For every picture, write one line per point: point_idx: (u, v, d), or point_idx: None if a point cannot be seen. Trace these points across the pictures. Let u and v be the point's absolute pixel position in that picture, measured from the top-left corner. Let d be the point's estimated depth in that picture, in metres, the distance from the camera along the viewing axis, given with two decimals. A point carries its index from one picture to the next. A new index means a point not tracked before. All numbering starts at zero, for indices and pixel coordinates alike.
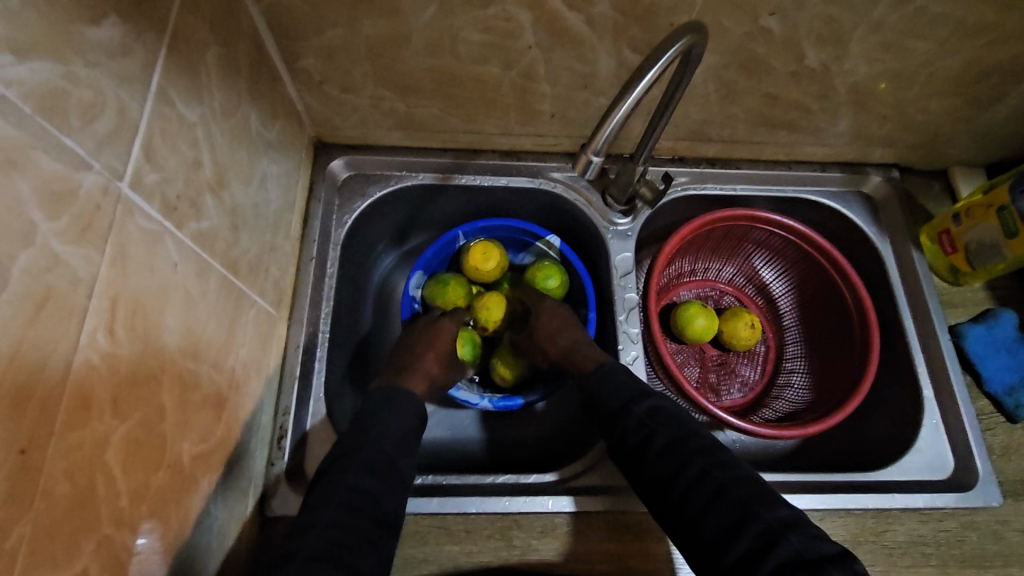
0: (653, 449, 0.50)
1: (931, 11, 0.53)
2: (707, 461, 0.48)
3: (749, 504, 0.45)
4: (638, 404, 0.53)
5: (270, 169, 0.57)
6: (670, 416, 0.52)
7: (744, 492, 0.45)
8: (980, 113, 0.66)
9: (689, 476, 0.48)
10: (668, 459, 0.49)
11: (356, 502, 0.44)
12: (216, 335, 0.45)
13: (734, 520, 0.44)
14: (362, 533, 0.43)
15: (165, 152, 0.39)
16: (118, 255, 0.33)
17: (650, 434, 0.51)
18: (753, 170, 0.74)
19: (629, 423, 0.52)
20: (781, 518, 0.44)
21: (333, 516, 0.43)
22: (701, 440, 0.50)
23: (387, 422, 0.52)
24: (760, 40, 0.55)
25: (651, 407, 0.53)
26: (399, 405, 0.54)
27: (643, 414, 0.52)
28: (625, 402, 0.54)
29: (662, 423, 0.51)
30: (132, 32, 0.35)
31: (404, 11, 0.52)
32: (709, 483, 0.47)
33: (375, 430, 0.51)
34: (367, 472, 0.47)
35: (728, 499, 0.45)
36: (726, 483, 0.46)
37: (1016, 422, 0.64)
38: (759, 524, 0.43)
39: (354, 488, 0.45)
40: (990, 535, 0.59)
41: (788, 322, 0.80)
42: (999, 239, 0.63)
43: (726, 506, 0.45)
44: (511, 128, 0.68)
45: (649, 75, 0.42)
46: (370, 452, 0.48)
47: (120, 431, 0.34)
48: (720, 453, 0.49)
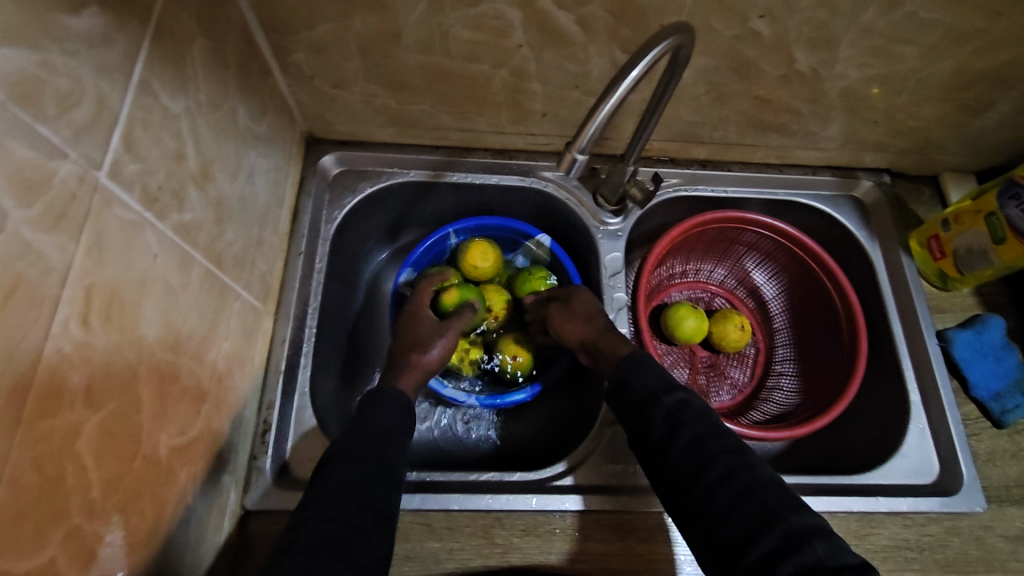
0: (678, 444, 0.49)
1: (921, 16, 0.53)
2: (735, 460, 0.47)
3: (776, 507, 0.44)
4: (666, 395, 0.51)
5: (258, 163, 0.57)
6: (698, 411, 0.51)
7: (773, 495, 0.44)
8: (971, 119, 0.66)
9: (715, 474, 0.46)
10: (693, 456, 0.48)
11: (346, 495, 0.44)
12: (197, 327, 0.45)
13: (759, 522, 0.43)
14: (351, 524, 0.42)
15: (146, 143, 0.38)
16: (94, 245, 0.33)
17: (677, 428, 0.49)
18: (745, 172, 0.74)
19: (654, 414, 0.51)
20: (808, 524, 0.43)
21: (324, 511, 0.42)
22: (727, 438, 0.49)
23: (378, 414, 0.52)
24: (750, 42, 0.55)
25: (681, 400, 0.51)
26: (388, 399, 0.53)
27: (671, 407, 0.51)
28: (653, 392, 0.52)
29: (689, 418, 0.50)
30: (114, 23, 0.35)
31: (393, 7, 0.52)
32: (736, 483, 0.45)
33: (375, 421, 0.51)
34: (353, 463, 0.46)
35: (755, 500, 0.44)
36: (754, 485, 0.45)
37: (1002, 427, 0.64)
38: (784, 528, 0.42)
39: (345, 481, 0.45)
40: (974, 540, 0.59)
41: (778, 325, 0.80)
42: (987, 245, 0.63)
43: (752, 507, 0.44)
44: (503, 126, 0.68)
45: (634, 72, 0.42)
46: (360, 444, 0.48)
47: (92, 421, 0.33)
48: (748, 454, 0.48)
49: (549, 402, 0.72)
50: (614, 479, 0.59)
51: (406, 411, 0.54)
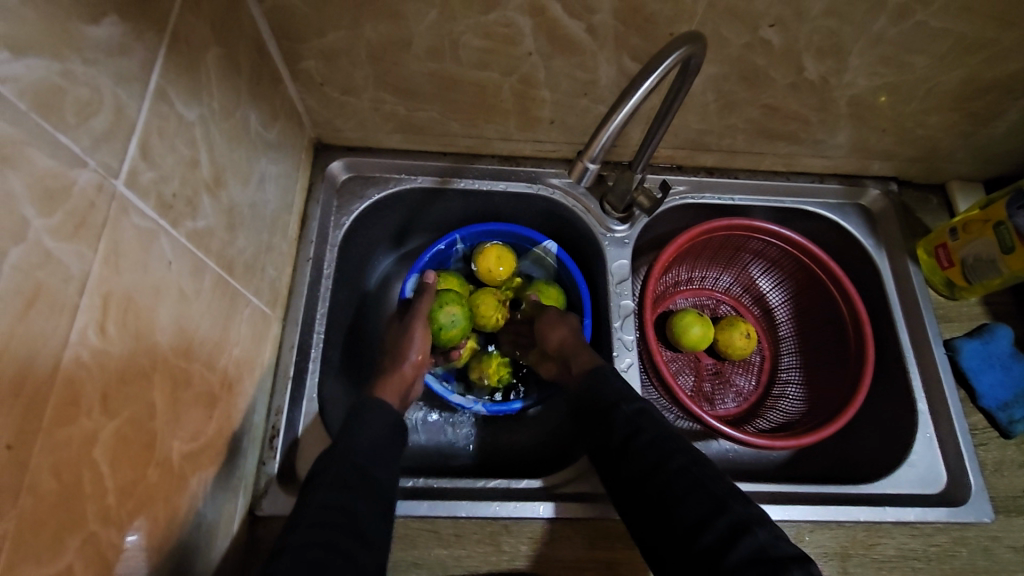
0: (635, 444, 0.51)
1: (931, 27, 0.53)
2: (687, 458, 0.49)
3: (724, 499, 0.46)
4: (628, 401, 0.54)
5: (268, 169, 0.57)
6: (655, 417, 0.53)
7: (722, 489, 0.47)
8: (978, 129, 0.66)
9: (668, 471, 0.49)
10: (648, 455, 0.50)
11: (328, 517, 0.43)
12: (208, 334, 0.45)
13: (707, 513, 0.45)
14: (336, 547, 0.41)
15: (162, 151, 0.39)
16: (112, 253, 0.34)
17: (634, 430, 0.52)
18: (751, 180, 0.75)
19: (614, 418, 0.53)
20: (754, 516, 0.44)
21: (303, 535, 0.41)
22: (681, 441, 0.51)
23: (359, 430, 0.52)
24: (760, 51, 0.56)
25: (641, 407, 0.54)
26: (367, 414, 0.54)
27: (631, 412, 0.53)
28: (616, 398, 0.55)
29: (646, 421, 0.52)
30: (132, 31, 0.35)
31: (405, 15, 0.52)
32: (688, 476, 0.48)
33: (356, 441, 0.51)
34: (333, 487, 0.46)
35: (705, 493, 0.46)
36: (704, 479, 0.47)
37: (1010, 437, 0.64)
38: (732, 518, 0.44)
39: (330, 505, 0.44)
40: (982, 551, 0.59)
41: (784, 332, 0.80)
42: (996, 255, 0.63)
43: (700, 499, 0.46)
44: (511, 133, 0.68)
45: (645, 85, 0.42)
46: (343, 466, 0.48)
47: (109, 428, 0.34)
48: (700, 455, 0.50)
49: (553, 408, 0.72)
50: None
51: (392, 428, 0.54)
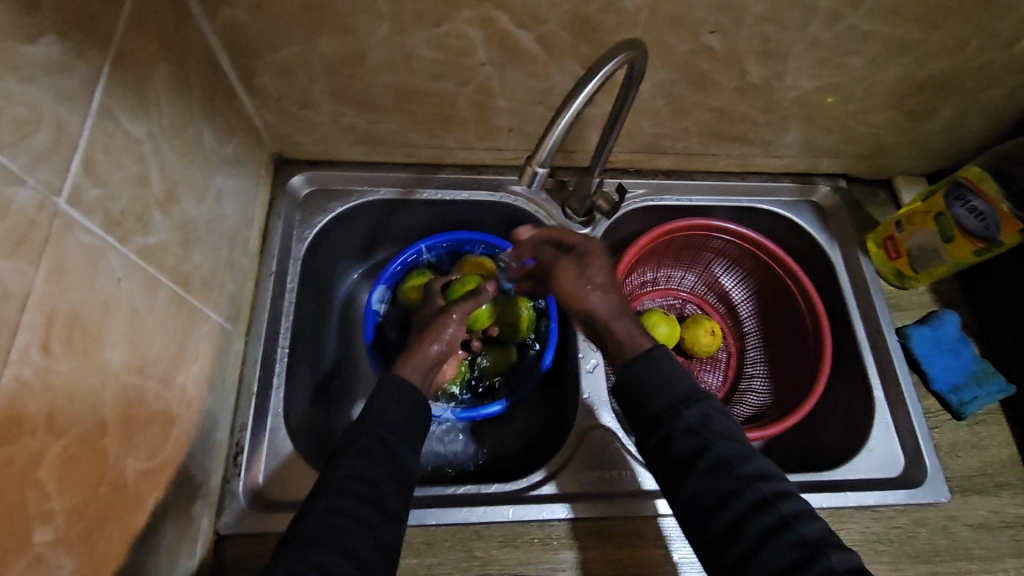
0: (703, 462, 0.48)
1: (862, 29, 0.55)
2: (767, 488, 0.47)
3: (814, 542, 0.44)
4: (688, 409, 0.50)
5: (225, 186, 0.57)
6: (724, 427, 0.50)
7: (807, 528, 0.44)
8: (917, 125, 0.69)
9: (748, 501, 0.46)
10: (720, 479, 0.47)
11: (352, 488, 0.45)
12: (164, 351, 0.45)
13: (796, 558, 0.43)
14: (358, 518, 0.44)
15: (108, 168, 0.39)
16: (55, 270, 0.33)
17: (703, 446, 0.48)
18: (708, 181, 0.77)
19: (676, 428, 0.49)
20: (848, 564, 0.42)
21: (323, 508, 0.44)
22: (755, 461, 0.48)
23: (381, 411, 0.50)
24: (703, 57, 0.58)
25: (704, 414, 0.50)
26: (394, 385, 0.52)
27: (694, 422, 0.49)
28: (673, 403, 0.50)
29: (715, 435, 0.49)
30: (73, 50, 0.35)
31: (357, 29, 0.53)
32: (771, 512, 0.45)
33: (377, 412, 0.50)
34: (361, 457, 0.47)
35: (791, 534, 0.44)
36: (789, 517, 0.45)
37: (962, 419, 0.66)
38: (823, 565, 0.42)
39: (354, 475, 0.46)
40: (941, 530, 0.61)
41: (748, 328, 0.82)
42: (938, 244, 0.66)
43: (787, 542, 0.44)
44: (471, 142, 0.69)
45: (588, 87, 0.44)
46: (371, 436, 0.48)
47: (55, 447, 0.33)
48: (777, 481, 0.48)
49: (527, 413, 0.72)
50: (592, 486, 0.60)
51: (421, 412, 0.52)
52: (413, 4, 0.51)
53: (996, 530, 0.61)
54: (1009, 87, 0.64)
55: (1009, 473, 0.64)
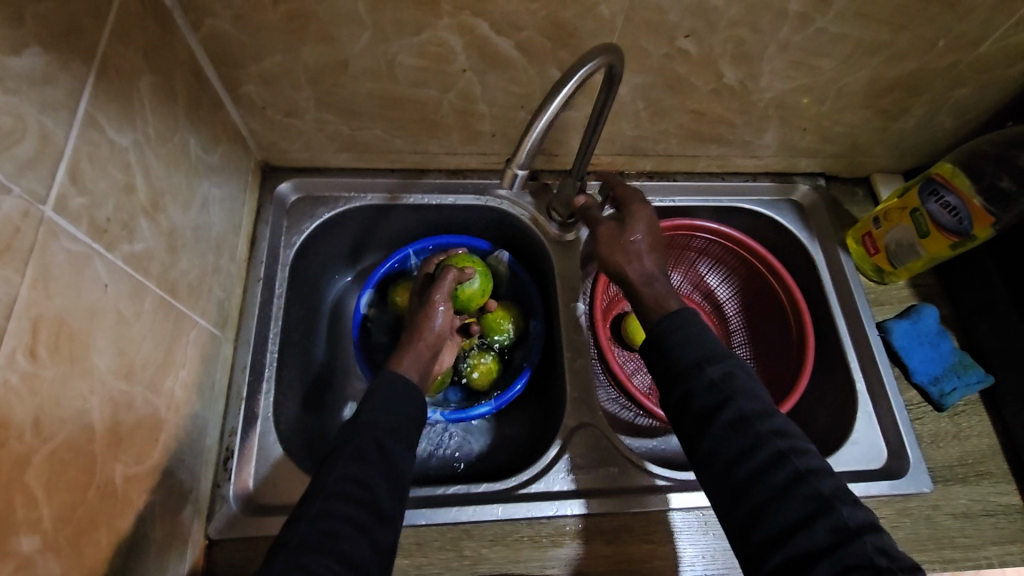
0: (724, 417, 0.47)
1: (832, 32, 0.57)
2: (786, 444, 0.46)
3: (828, 498, 0.43)
4: (712, 365, 0.49)
5: (212, 193, 0.58)
6: (747, 384, 0.48)
7: (823, 484, 0.44)
8: (891, 123, 0.71)
9: (766, 455, 0.45)
10: (740, 433, 0.46)
11: (347, 489, 0.45)
12: (152, 356, 0.46)
13: (807, 513, 0.43)
14: (352, 521, 0.44)
15: (93, 176, 0.39)
16: (41, 277, 0.34)
17: (724, 400, 0.47)
18: (690, 182, 0.78)
19: (698, 383, 0.48)
20: (860, 522, 0.42)
21: (318, 511, 0.44)
22: (776, 420, 0.47)
23: (375, 414, 0.51)
24: (679, 61, 0.59)
25: (726, 371, 0.49)
26: (385, 382, 0.53)
27: (716, 377, 0.48)
28: (697, 360, 0.49)
29: (737, 390, 0.48)
30: (57, 62, 0.36)
31: (339, 38, 0.54)
32: (788, 466, 0.44)
33: (368, 415, 0.51)
34: (355, 458, 0.47)
35: (806, 489, 0.43)
36: (805, 473, 0.44)
37: (942, 410, 0.67)
38: (834, 523, 0.42)
39: (346, 477, 0.46)
40: (924, 520, 0.62)
41: (734, 326, 0.83)
42: (914, 240, 0.68)
43: (802, 496, 0.43)
44: (455, 147, 0.70)
45: (564, 90, 0.44)
46: (363, 438, 0.49)
47: (42, 451, 0.34)
48: (798, 439, 0.46)
49: (517, 414, 0.73)
50: (587, 482, 0.61)
51: (416, 415, 0.53)
52: (393, 13, 0.52)
53: (978, 519, 0.62)
54: (978, 86, 0.66)
55: (989, 462, 0.65)
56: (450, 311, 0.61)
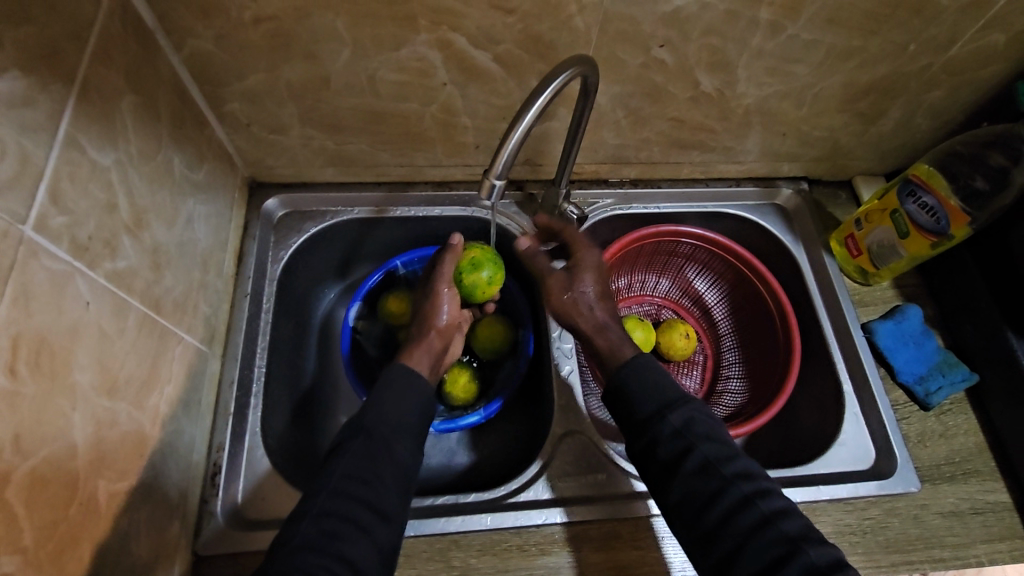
0: (688, 464, 0.49)
1: (804, 38, 0.58)
2: (750, 488, 0.48)
3: (793, 538, 0.45)
4: (672, 412, 0.51)
5: (197, 211, 0.59)
6: (707, 428, 0.51)
7: (789, 525, 0.46)
8: (869, 126, 0.72)
9: (732, 500, 0.47)
10: (705, 479, 0.48)
11: (349, 488, 0.46)
12: (136, 372, 0.46)
13: (777, 555, 0.44)
14: (354, 520, 0.45)
15: (74, 196, 0.40)
16: (20, 294, 0.35)
17: (687, 448, 0.50)
18: (673, 189, 0.79)
19: (661, 433, 0.51)
20: (828, 559, 0.44)
21: (323, 505, 0.45)
22: (739, 462, 0.49)
23: (381, 409, 0.50)
24: (655, 70, 0.60)
25: (687, 417, 0.51)
26: (394, 377, 0.53)
27: (678, 425, 0.51)
28: (658, 409, 0.52)
29: (698, 437, 0.50)
30: (36, 84, 0.37)
31: (320, 55, 0.55)
32: (754, 510, 0.47)
33: (375, 410, 0.50)
34: (359, 456, 0.48)
35: (773, 531, 0.45)
36: (770, 515, 0.46)
37: (929, 409, 0.67)
38: (804, 561, 0.43)
39: (350, 476, 0.46)
40: (912, 519, 0.62)
41: (723, 330, 0.84)
42: (895, 240, 0.68)
43: (769, 538, 0.45)
44: (440, 159, 0.71)
45: (540, 100, 0.45)
46: (368, 435, 0.49)
47: (22, 468, 0.34)
48: (760, 480, 0.49)
49: (507, 423, 0.73)
50: (574, 490, 0.61)
51: (428, 409, 0.53)
52: (372, 30, 0.53)
53: (966, 517, 0.62)
54: (952, 88, 0.67)
55: (976, 460, 0.65)
56: (454, 295, 0.62)
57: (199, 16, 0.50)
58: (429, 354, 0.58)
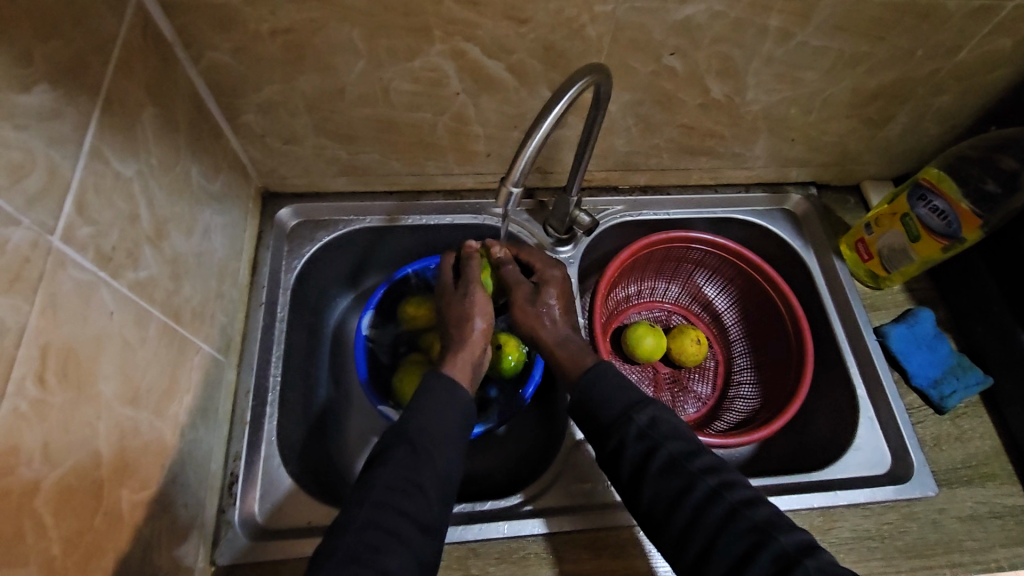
0: (654, 464, 0.51)
1: (813, 45, 0.59)
2: (716, 481, 0.49)
3: (762, 526, 0.47)
4: (638, 413, 0.53)
5: (214, 221, 0.59)
6: (669, 426, 0.53)
7: (757, 514, 0.47)
8: (876, 132, 0.73)
9: (701, 495, 0.49)
10: (674, 476, 0.50)
11: (392, 500, 0.46)
12: (157, 382, 0.46)
13: (750, 546, 0.46)
14: (394, 533, 0.44)
15: (99, 207, 0.41)
16: (49, 304, 0.35)
17: (651, 448, 0.51)
18: (682, 195, 0.79)
19: (627, 434, 0.52)
20: (796, 543, 0.46)
21: (367, 516, 0.45)
22: (704, 456, 0.51)
23: (420, 415, 0.51)
24: (666, 77, 0.61)
25: (651, 416, 0.53)
26: (430, 386, 0.53)
27: (643, 425, 0.53)
28: (625, 410, 0.54)
29: (663, 436, 0.52)
30: (64, 97, 0.38)
31: (336, 66, 0.56)
32: (722, 503, 0.48)
33: (414, 418, 0.51)
34: (402, 466, 0.48)
35: (742, 522, 0.47)
36: (737, 505, 0.48)
37: (944, 412, 0.67)
38: (775, 551, 0.45)
39: (391, 487, 0.46)
40: (931, 524, 0.61)
41: (734, 336, 0.84)
42: (906, 244, 0.69)
43: (739, 529, 0.47)
44: (451, 168, 0.71)
45: (557, 108, 0.46)
46: (410, 444, 0.49)
47: (50, 478, 0.34)
48: (726, 472, 0.51)
49: (520, 431, 0.73)
50: (587, 498, 0.61)
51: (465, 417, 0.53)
52: (387, 41, 0.54)
53: (985, 521, 0.62)
54: (959, 92, 0.67)
55: (992, 464, 0.65)
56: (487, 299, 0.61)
57: (217, 29, 0.51)
58: (469, 363, 0.58)
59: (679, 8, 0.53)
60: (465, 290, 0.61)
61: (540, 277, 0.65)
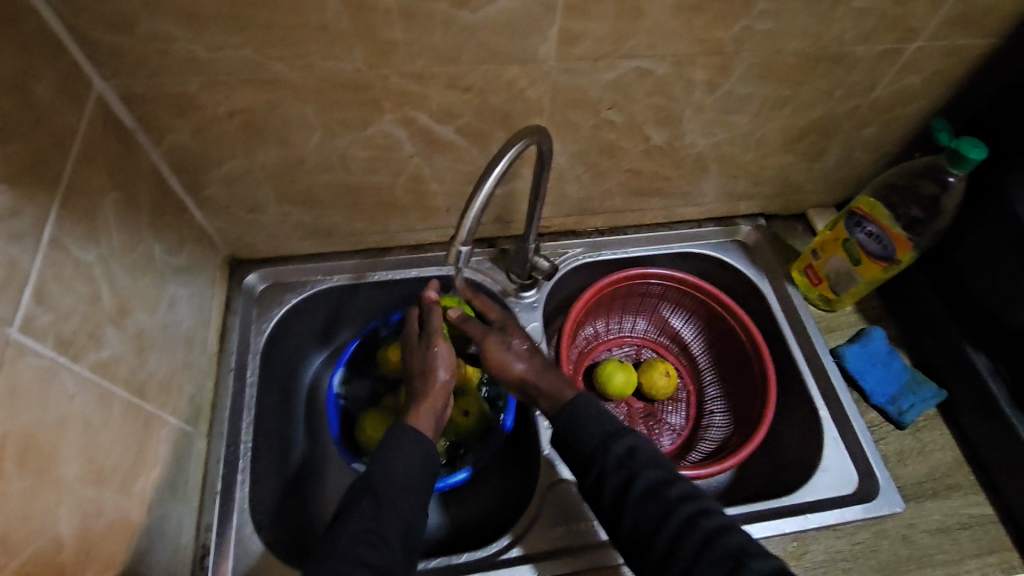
0: (634, 493, 0.52)
1: (739, 92, 0.63)
2: (693, 508, 0.51)
3: (735, 552, 0.48)
4: (616, 443, 0.55)
5: (179, 293, 0.61)
6: (646, 453, 0.54)
7: (730, 540, 0.49)
8: (813, 164, 0.77)
9: (677, 522, 0.50)
10: (652, 504, 0.51)
11: (358, 553, 0.46)
12: (122, 460, 0.47)
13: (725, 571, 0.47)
14: None
15: (59, 294, 0.42)
16: (7, 394, 0.36)
17: (630, 477, 0.53)
18: (639, 234, 0.83)
19: (607, 464, 0.54)
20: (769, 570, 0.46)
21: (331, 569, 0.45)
22: (680, 485, 0.52)
23: (387, 466, 0.52)
24: (608, 129, 0.65)
25: (629, 446, 0.54)
26: (394, 436, 0.54)
27: (622, 454, 0.54)
28: (601, 441, 0.55)
29: (641, 464, 0.53)
30: (24, 195, 0.40)
31: (293, 139, 0.59)
32: (698, 530, 0.49)
33: (380, 467, 0.52)
34: (368, 517, 0.49)
35: (716, 549, 0.48)
36: (712, 532, 0.49)
37: (904, 427, 0.70)
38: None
39: (358, 539, 0.47)
40: (901, 540, 0.63)
41: (702, 365, 0.86)
42: (850, 268, 0.73)
43: (715, 556, 0.48)
44: (414, 224, 0.74)
45: (498, 167, 0.48)
46: (374, 495, 0.50)
47: (9, 567, 0.34)
48: (703, 500, 0.52)
49: (499, 477, 0.73)
50: (566, 541, 0.61)
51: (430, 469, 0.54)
52: (340, 114, 0.57)
53: (955, 533, 0.63)
54: (882, 125, 0.72)
55: (956, 474, 0.67)
56: (448, 346, 0.61)
57: (175, 115, 0.54)
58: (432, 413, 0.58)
59: (610, 69, 0.58)
60: (431, 344, 0.61)
61: (503, 322, 0.66)
